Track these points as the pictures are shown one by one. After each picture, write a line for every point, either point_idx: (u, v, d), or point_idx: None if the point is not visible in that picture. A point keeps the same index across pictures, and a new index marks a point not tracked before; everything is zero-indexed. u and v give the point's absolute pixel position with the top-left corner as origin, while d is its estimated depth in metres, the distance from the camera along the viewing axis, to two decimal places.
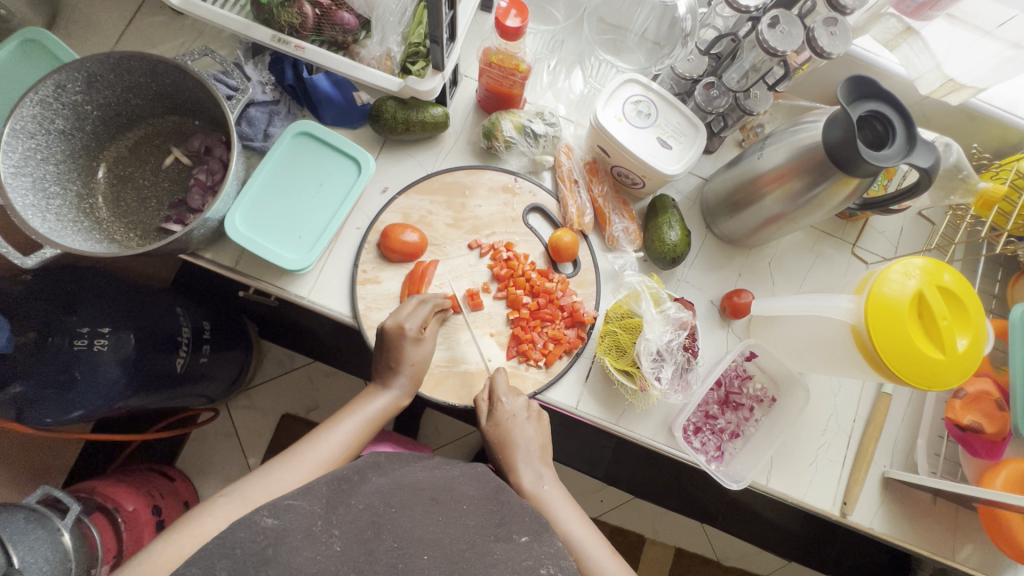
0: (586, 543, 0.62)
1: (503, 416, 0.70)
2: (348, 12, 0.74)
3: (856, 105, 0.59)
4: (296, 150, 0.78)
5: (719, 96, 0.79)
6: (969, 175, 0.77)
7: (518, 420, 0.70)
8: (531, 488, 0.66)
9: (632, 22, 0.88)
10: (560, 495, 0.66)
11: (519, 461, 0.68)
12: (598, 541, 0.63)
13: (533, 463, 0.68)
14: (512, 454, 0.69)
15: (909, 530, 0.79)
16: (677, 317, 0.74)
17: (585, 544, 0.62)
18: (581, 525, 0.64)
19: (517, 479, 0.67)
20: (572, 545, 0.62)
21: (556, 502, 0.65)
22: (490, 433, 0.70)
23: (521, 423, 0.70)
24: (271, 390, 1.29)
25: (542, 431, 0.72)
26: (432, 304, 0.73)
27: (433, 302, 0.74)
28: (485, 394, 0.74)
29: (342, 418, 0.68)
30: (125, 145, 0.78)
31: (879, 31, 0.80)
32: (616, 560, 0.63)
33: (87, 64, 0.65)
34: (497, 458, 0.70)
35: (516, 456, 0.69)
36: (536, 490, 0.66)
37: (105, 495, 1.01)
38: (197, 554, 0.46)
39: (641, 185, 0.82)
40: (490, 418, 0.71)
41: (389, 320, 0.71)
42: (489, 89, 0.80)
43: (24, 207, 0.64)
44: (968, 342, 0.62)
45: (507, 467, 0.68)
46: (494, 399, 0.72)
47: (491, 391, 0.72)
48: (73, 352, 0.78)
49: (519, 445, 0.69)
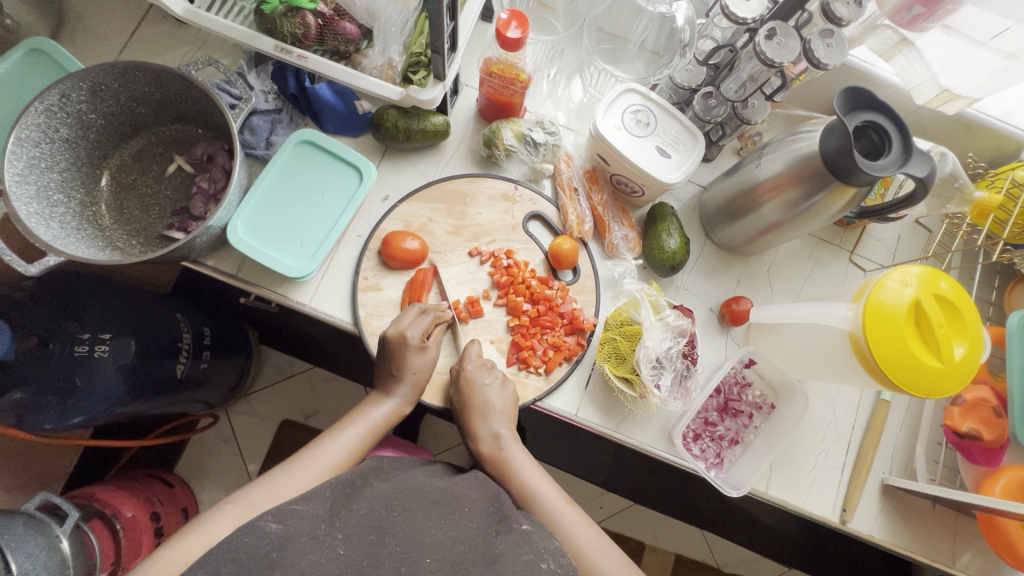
0: (542, 492, 0.65)
1: (466, 382, 0.72)
2: (350, 23, 0.75)
3: (852, 116, 0.60)
4: (298, 158, 0.79)
5: (717, 105, 0.80)
6: (965, 184, 0.78)
7: (479, 383, 0.72)
8: (490, 449, 0.70)
9: (631, 32, 0.90)
10: (522, 455, 0.69)
11: (478, 424, 0.70)
12: (557, 493, 0.66)
13: (493, 424, 0.70)
14: (472, 418, 0.70)
15: (907, 536, 0.79)
16: (677, 325, 0.74)
17: (543, 496, 0.65)
18: (540, 479, 0.67)
19: (477, 444, 0.70)
20: (529, 501, 0.65)
21: (516, 458, 0.69)
22: (454, 400, 0.72)
23: (485, 385, 0.72)
24: (272, 396, 1.30)
25: (506, 397, 0.73)
26: (432, 316, 0.74)
27: (433, 313, 0.74)
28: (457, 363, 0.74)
29: (345, 426, 0.69)
30: (129, 154, 0.79)
31: (876, 42, 0.81)
32: (575, 508, 0.65)
33: (92, 74, 0.66)
34: (460, 421, 0.72)
35: (474, 419, 0.70)
36: (495, 451, 0.69)
37: (105, 502, 1.01)
38: (202, 559, 0.46)
39: (640, 194, 0.83)
40: (456, 387, 0.72)
41: (392, 328, 0.72)
42: (489, 98, 0.81)
43: (27, 215, 0.65)
44: (965, 350, 0.63)
45: (467, 432, 0.71)
46: (462, 365, 0.73)
47: (461, 357, 0.74)
48: (73, 358, 0.77)
49: (478, 407, 0.70)
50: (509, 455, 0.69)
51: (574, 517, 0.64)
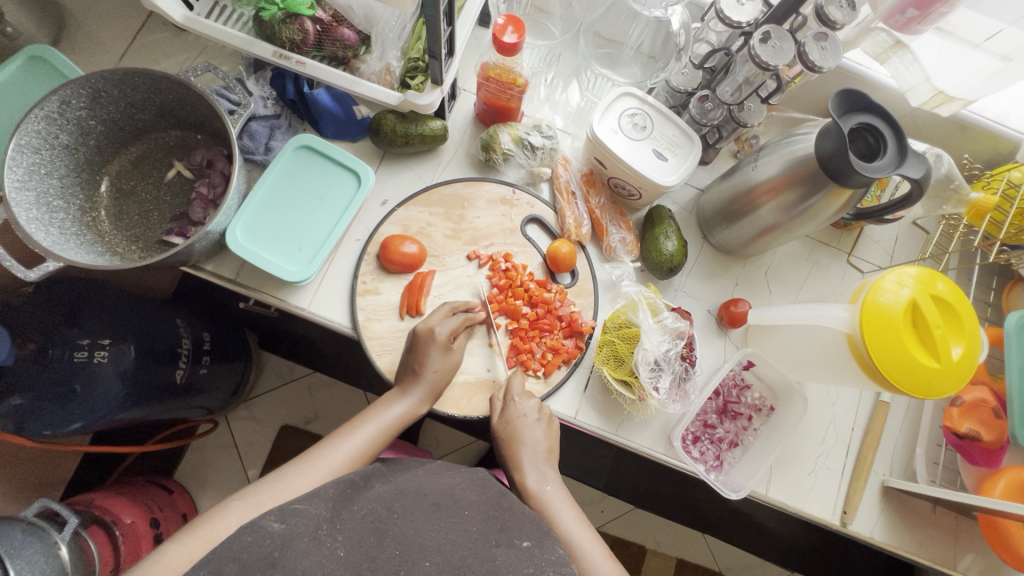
0: (584, 547, 0.63)
1: (514, 415, 0.71)
2: (348, 29, 0.76)
3: (846, 118, 0.60)
4: (296, 163, 0.79)
5: (714, 109, 0.81)
6: (961, 185, 0.77)
7: (528, 420, 0.71)
8: (535, 487, 0.69)
9: (628, 37, 0.91)
10: (562, 497, 0.69)
11: (525, 462, 0.70)
12: (596, 545, 0.64)
13: (538, 465, 0.70)
14: (518, 453, 0.70)
15: (909, 539, 0.79)
16: (675, 327, 0.74)
17: (582, 546, 0.63)
18: (579, 528, 0.65)
19: (521, 479, 0.70)
20: (571, 548, 0.63)
21: (556, 502, 0.68)
22: (499, 430, 0.71)
23: (532, 424, 0.71)
24: (271, 402, 1.30)
25: (550, 435, 0.72)
26: (461, 317, 0.75)
27: (463, 316, 0.75)
28: (501, 392, 0.75)
29: (358, 426, 0.69)
30: (128, 160, 0.79)
31: (870, 45, 0.82)
32: (613, 564, 0.64)
33: (93, 80, 0.66)
34: (503, 454, 0.72)
35: (521, 453, 0.70)
36: (539, 490, 0.69)
37: (104, 508, 1.01)
38: (204, 560, 0.46)
39: (638, 197, 0.83)
40: (502, 416, 0.72)
41: (422, 325, 0.72)
42: (488, 102, 0.82)
43: (26, 221, 0.65)
44: (962, 351, 0.63)
45: (512, 464, 0.71)
46: (507, 398, 0.73)
47: (505, 392, 0.74)
48: (72, 364, 0.78)
49: (527, 445, 0.70)
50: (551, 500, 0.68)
51: None
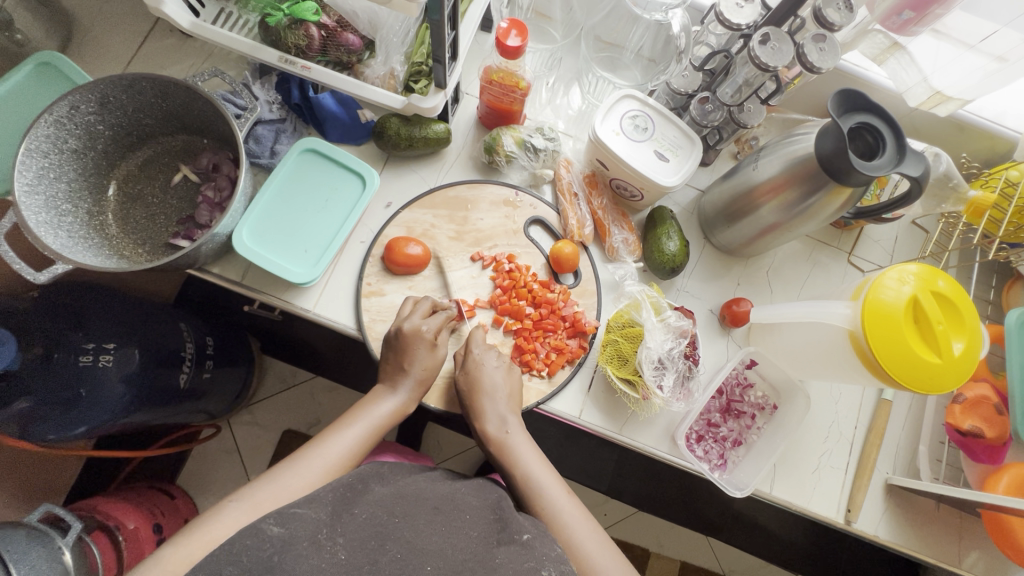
0: (544, 483, 0.65)
1: (473, 365, 0.72)
2: (352, 34, 0.77)
3: (845, 118, 0.61)
4: (301, 166, 0.80)
5: (714, 110, 0.82)
6: (959, 183, 0.79)
7: (487, 367, 0.73)
8: (495, 432, 0.69)
9: (628, 40, 0.92)
10: (524, 441, 0.69)
11: (485, 408, 0.70)
12: (556, 482, 0.66)
13: (498, 409, 0.70)
14: (479, 402, 0.70)
15: (914, 538, 0.79)
16: (678, 326, 0.75)
17: (542, 484, 0.65)
18: (540, 467, 0.67)
19: (481, 427, 0.70)
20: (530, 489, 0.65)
21: (519, 446, 0.68)
22: (460, 382, 0.72)
23: (491, 370, 0.72)
24: (273, 406, 1.30)
25: (511, 381, 0.73)
26: (444, 315, 0.75)
27: (445, 313, 0.76)
28: (463, 347, 0.76)
29: (349, 423, 0.69)
30: (134, 163, 0.80)
31: (868, 46, 0.83)
32: (573, 499, 0.65)
33: (102, 86, 0.67)
34: (465, 403, 0.72)
35: (481, 400, 0.70)
36: (500, 436, 0.69)
37: (107, 513, 1.01)
38: (204, 563, 0.46)
39: (639, 198, 0.84)
40: (462, 367, 0.73)
41: (406, 323, 0.73)
42: (490, 105, 0.83)
43: (36, 224, 0.65)
44: (964, 346, 0.63)
45: (473, 412, 0.71)
46: (469, 349, 0.74)
47: (466, 344, 0.75)
48: (79, 368, 0.78)
49: (487, 391, 0.70)
50: (512, 443, 0.68)
51: (571, 508, 0.64)
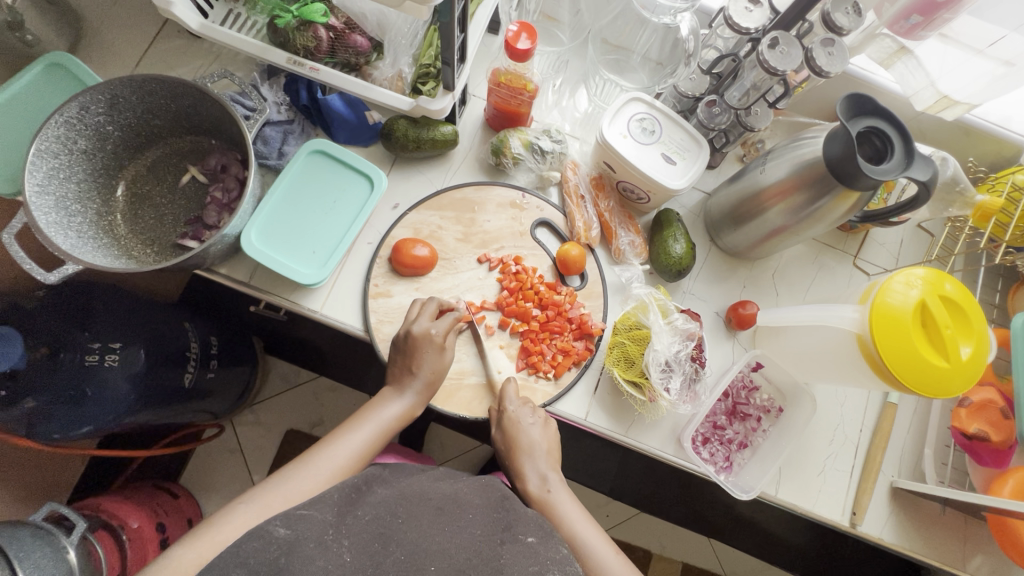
0: (590, 542, 0.64)
1: (509, 422, 0.72)
2: (360, 36, 0.77)
3: (854, 122, 0.61)
4: (309, 167, 0.80)
5: (721, 113, 0.82)
6: (966, 188, 0.80)
7: (524, 424, 0.72)
8: (537, 490, 0.69)
9: (635, 43, 0.93)
10: (568, 497, 0.69)
11: (525, 464, 0.70)
12: (603, 541, 0.65)
13: (539, 465, 0.70)
14: (519, 459, 0.71)
15: (917, 540, 0.79)
16: (685, 328, 0.75)
17: (589, 544, 0.64)
18: (585, 526, 0.65)
19: (523, 484, 0.70)
20: (578, 548, 0.63)
21: (562, 503, 0.68)
22: (497, 441, 0.72)
23: (528, 427, 0.72)
24: (276, 406, 1.30)
25: (549, 436, 0.73)
26: (452, 317, 0.75)
27: (453, 314, 0.75)
28: (497, 403, 0.75)
29: (357, 425, 0.69)
30: (143, 164, 0.80)
31: (875, 50, 0.84)
32: (621, 559, 0.65)
33: (112, 87, 0.68)
34: (505, 462, 0.72)
35: (521, 458, 0.71)
36: (542, 494, 0.69)
37: (111, 513, 1.02)
38: (210, 565, 0.47)
39: (646, 201, 0.84)
40: (499, 427, 0.73)
41: (415, 326, 0.73)
42: (498, 107, 0.83)
43: (46, 224, 0.66)
44: (971, 350, 0.64)
45: (514, 471, 0.71)
46: (503, 406, 0.73)
47: (500, 401, 0.74)
48: (84, 367, 0.79)
49: (525, 448, 0.71)
50: (555, 498, 0.68)
51: (621, 570, 0.63)
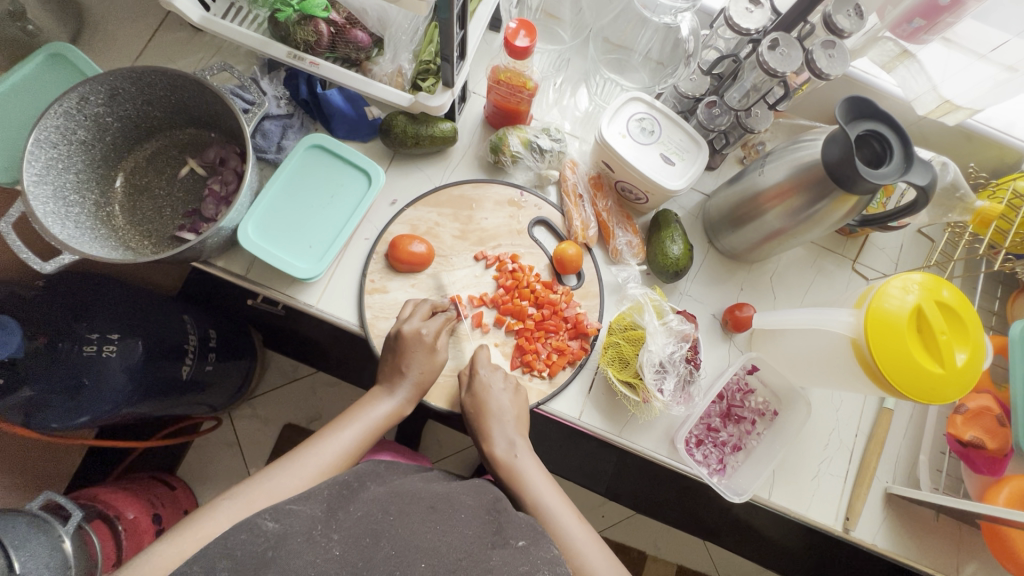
0: (556, 510, 0.65)
1: (480, 387, 0.72)
2: (361, 31, 0.78)
3: (854, 124, 0.61)
4: (307, 161, 0.80)
5: (721, 114, 0.82)
6: (967, 193, 0.79)
7: (494, 389, 0.72)
8: (504, 455, 0.69)
9: (636, 43, 0.92)
10: (533, 464, 0.69)
11: (493, 429, 0.70)
12: (568, 509, 0.65)
13: (508, 433, 0.71)
14: (487, 423, 0.70)
15: (912, 547, 0.78)
16: (679, 330, 0.75)
17: (554, 510, 0.65)
18: (549, 491, 0.66)
19: (491, 450, 0.70)
20: (542, 514, 0.64)
21: (529, 470, 0.68)
22: (466, 403, 0.72)
23: (498, 392, 0.72)
24: (274, 400, 1.30)
25: (518, 403, 0.73)
26: (443, 317, 0.75)
27: (444, 314, 0.76)
28: (466, 369, 0.75)
29: (344, 425, 0.69)
30: (142, 155, 0.81)
31: (877, 53, 0.83)
32: (585, 527, 0.65)
33: (112, 78, 0.68)
34: (472, 425, 0.72)
35: (490, 423, 0.70)
36: (509, 459, 0.69)
37: (107, 502, 1.02)
38: (199, 555, 0.47)
39: (644, 201, 0.84)
40: (469, 391, 0.73)
41: (406, 326, 0.73)
42: (498, 105, 0.83)
43: (44, 214, 0.66)
44: (966, 357, 0.63)
45: (481, 434, 0.71)
46: (473, 371, 0.74)
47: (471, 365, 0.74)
48: (83, 358, 0.79)
49: (494, 413, 0.71)
50: (521, 465, 0.68)
51: (583, 535, 0.64)
